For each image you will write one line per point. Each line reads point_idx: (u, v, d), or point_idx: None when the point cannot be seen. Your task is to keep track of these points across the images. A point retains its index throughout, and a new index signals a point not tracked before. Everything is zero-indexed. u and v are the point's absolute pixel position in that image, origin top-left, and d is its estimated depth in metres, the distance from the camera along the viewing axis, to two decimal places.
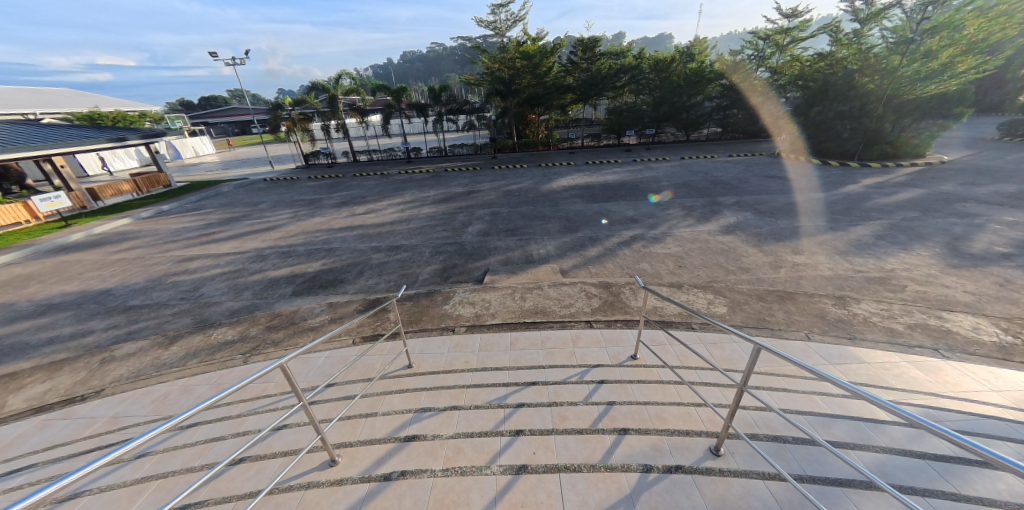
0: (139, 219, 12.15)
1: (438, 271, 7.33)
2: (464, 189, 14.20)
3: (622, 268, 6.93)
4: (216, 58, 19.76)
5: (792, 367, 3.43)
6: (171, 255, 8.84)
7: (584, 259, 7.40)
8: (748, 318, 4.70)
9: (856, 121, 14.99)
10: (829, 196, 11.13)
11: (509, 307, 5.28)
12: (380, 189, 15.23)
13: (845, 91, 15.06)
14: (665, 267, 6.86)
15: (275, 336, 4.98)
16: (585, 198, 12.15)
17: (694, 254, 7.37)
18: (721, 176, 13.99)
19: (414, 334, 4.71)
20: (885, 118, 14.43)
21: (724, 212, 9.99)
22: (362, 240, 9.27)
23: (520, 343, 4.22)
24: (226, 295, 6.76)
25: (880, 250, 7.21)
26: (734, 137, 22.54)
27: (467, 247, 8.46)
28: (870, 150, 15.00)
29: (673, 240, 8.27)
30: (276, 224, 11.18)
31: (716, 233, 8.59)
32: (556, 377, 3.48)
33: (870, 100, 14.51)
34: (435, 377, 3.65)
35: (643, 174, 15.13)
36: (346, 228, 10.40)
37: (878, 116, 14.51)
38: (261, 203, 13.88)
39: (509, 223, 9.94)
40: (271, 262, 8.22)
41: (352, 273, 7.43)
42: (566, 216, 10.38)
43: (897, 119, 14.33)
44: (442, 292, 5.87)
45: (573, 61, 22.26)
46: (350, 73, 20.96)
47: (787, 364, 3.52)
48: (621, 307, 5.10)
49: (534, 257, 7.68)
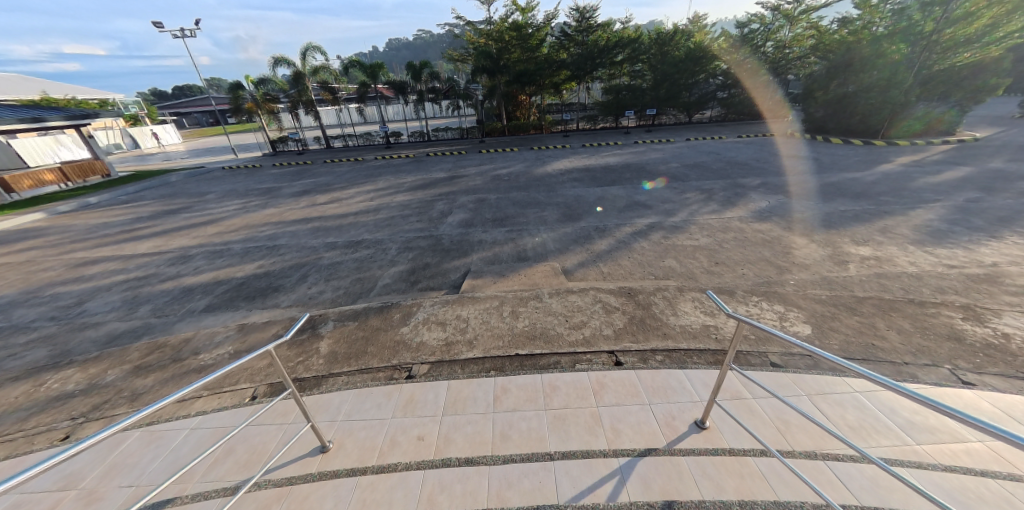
0: (54, 214, 10.22)
1: (405, 274, 5.64)
2: (446, 175, 12.50)
3: (643, 266, 5.35)
4: (162, 30, 17.47)
5: (1004, 474, 1.92)
6: (69, 258, 7.03)
7: (593, 255, 5.82)
8: (850, 344, 3.12)
9: (869, 98, 13.86)
10: (864, 176, 9.76)
11: (493, 329, 3.66)
12: (350, 175, 13.46)
13: (860, 66, 14.01)
14: (697, 264, 5.31)
15: (138, 384, 3.26)
16: (585, 181, 10.59)
17: (731, 247, 5.85)
18: (735, 157, 12.58)
19: (347, 382, 3.10)
20: (908, 90, 13.30)
21: (750, 196, 8.50)
22: (316, 235, 7.54)
23: (510, 399, 2.65)
24: (114, 313, 5.00)
25: (962, 237, 5.73)
26: (737, 118, 21.32)
27: (445, 241, 6.82)
28: (894, 126, 13.74)
29: (699, 229, 6.75)
30: (219, 217, 9.43)
31: (748, 220, 7.09)
32: (576, 491, 1.96)
33: (893, 75, 13.39)
34: (359, 488, 2.07)
35: (647, 156, 13.65)
36: (301, 219, 8.66)
37: (902, 88, 13.37)
38: (209, 193, 12.03)
39: (497, 211, 8.33)
40: (192, 266, 6.47)
41: (291, 279, 5.71)
42: (566, 202, 8.82)
43: (925, 88, 13.31)
44: (400, 306, 4.21)
45: (567, 35, 20.40)
46: (318, 47, 18.69)
47: (984, 464, 1.98)
48: (656, 327, 3.53)
49: (527, 253, 6.09)
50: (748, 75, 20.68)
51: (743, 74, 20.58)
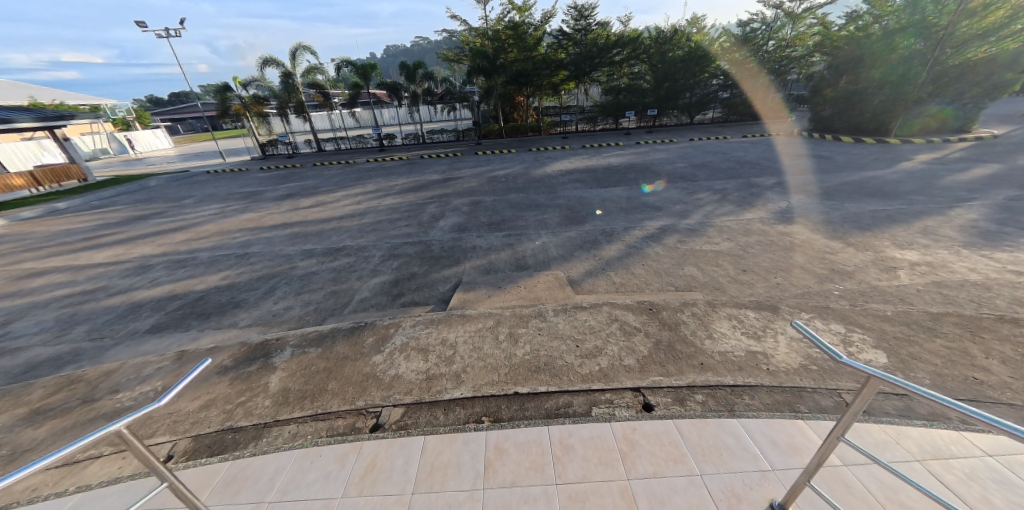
0: (16, 221, 9.50)
1: (388, 286, 4.93)
2: (440, 177, 11.85)
3: (660, 275, 4.67)
4: (146, 30, 16.88)
5: None
6: (14, 269, 6.30)
7: (602, 263, 5.13)
8: (947, 380, 2.41)
9: (881, 93, 13.25)
10: (886, 174, 9.14)
11: (487, 358, 2.95)
12: (339, 178, 12.79)
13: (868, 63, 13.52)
14: (722, 273, 4.63)
15: (24, 437, 2.52)
16: (587, 182, 9.95)
17: (757, 252, 5.17)
18: (743, 157, 11.99)
19: (295, 435, 2.39)
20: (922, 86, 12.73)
21: (767, 196, 7.86)
22: (293, 242, 6.84)
23: (508, 468, 1.95)
24: (42, 335, 4.26)
25: (1019, 239, 5.07)
26: (740, 119, 20.88)
27: (435, 248, 6.11)
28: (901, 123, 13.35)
29: (717, 232, 6.08)
30: (192, 222, 8.72)
31: (770, 222, 6.43)
32: None
33: (908, 69, 12.78)
34: None
35: (651, 156, 13.06)
36: (280, 225, 7.97)
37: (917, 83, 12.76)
38: (187, 198, 11.33)
39: (494, 214, 7.66)
40: (149, 277, 5.74)
41: (257, 292, 4.99)
42: (568, 204, 8.15)
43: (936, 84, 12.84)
44: (376, 328, 3.50)
45: (564, 33, 19.72)
46: (308, 47, 18.11)
47: None
48: (690, 356, 2.82)
49: (527, 261, 5.40)
50: (747, 76, 20.41)
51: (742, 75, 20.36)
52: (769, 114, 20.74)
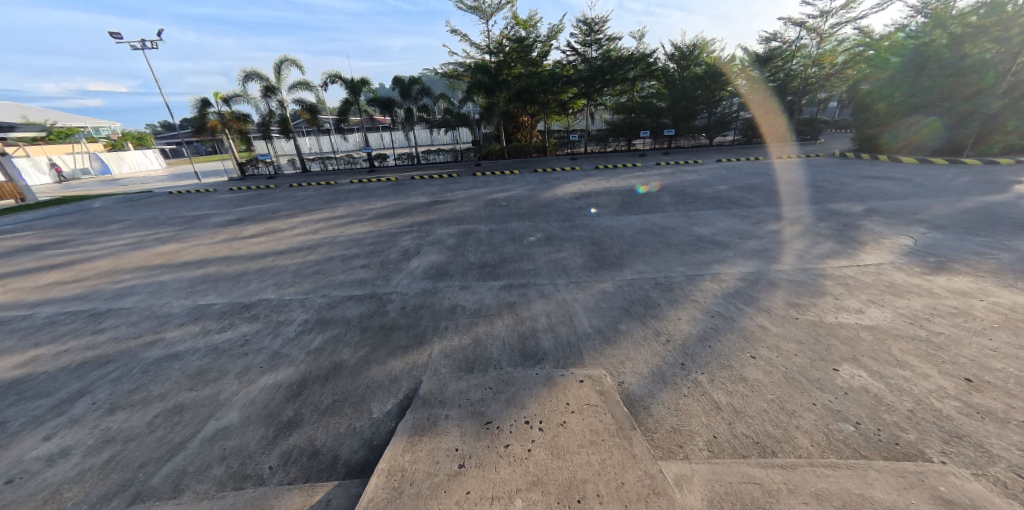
0: None
1: (285, 397, 2.65)
2: (428, 199, 9.83)
3: (806, 393, 2.38)
4: (120, 41, 15.66)
5: None
6: None
7: (680, 353, 2.90)
8: None
9: (909, 97, 12.24)
10: (1010, 199, 6.92)
11: None
12: (309, 200, 10.81)
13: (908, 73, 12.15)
14: (933, 388, 2.34)
15: None
16: (610, 207, 7.85)
17: (960, 336, 2.86)
18: (795, 179, 9.92)
19: None
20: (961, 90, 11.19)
21: (869, 228, 5.66)
22: (194, 292, 4.66)
23: None
24: None
25: None
26: (762, 141, 19.28)
27: (393, 309, 3.88)
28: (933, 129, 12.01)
29: (846, 288, 3.80)
30: (90, 255, 6.61)
31: (914, 269, 4.16)
32: None
33: (942, 72, 11.37)
34: None
35: (681, 177, 11.04)
36: (196, 263, 5.82)
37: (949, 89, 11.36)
38: (118, 222, 9.34)
39: (489, 250, 5.48)
40: None
41: (45, 403, 2.70)
42: (592, 236, 5.96)
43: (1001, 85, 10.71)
44: None
45: (573, 49, 18.17)
46: (296, 61, 16.76)
47: None
48: None
49: (540, 341, 3.14)
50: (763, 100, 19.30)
51: (755, 96, 19.24)
52: (796, 136, 19.14)
